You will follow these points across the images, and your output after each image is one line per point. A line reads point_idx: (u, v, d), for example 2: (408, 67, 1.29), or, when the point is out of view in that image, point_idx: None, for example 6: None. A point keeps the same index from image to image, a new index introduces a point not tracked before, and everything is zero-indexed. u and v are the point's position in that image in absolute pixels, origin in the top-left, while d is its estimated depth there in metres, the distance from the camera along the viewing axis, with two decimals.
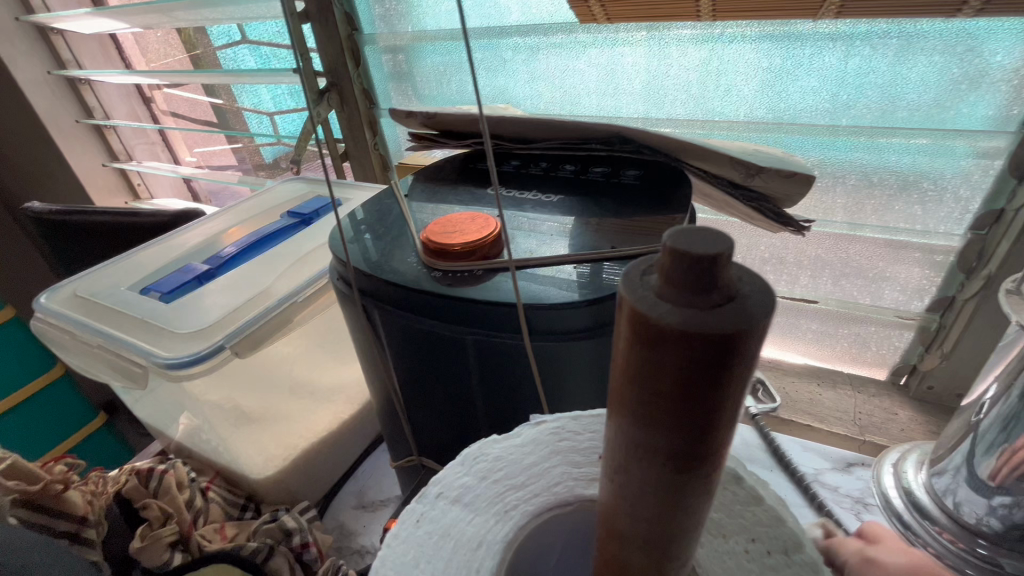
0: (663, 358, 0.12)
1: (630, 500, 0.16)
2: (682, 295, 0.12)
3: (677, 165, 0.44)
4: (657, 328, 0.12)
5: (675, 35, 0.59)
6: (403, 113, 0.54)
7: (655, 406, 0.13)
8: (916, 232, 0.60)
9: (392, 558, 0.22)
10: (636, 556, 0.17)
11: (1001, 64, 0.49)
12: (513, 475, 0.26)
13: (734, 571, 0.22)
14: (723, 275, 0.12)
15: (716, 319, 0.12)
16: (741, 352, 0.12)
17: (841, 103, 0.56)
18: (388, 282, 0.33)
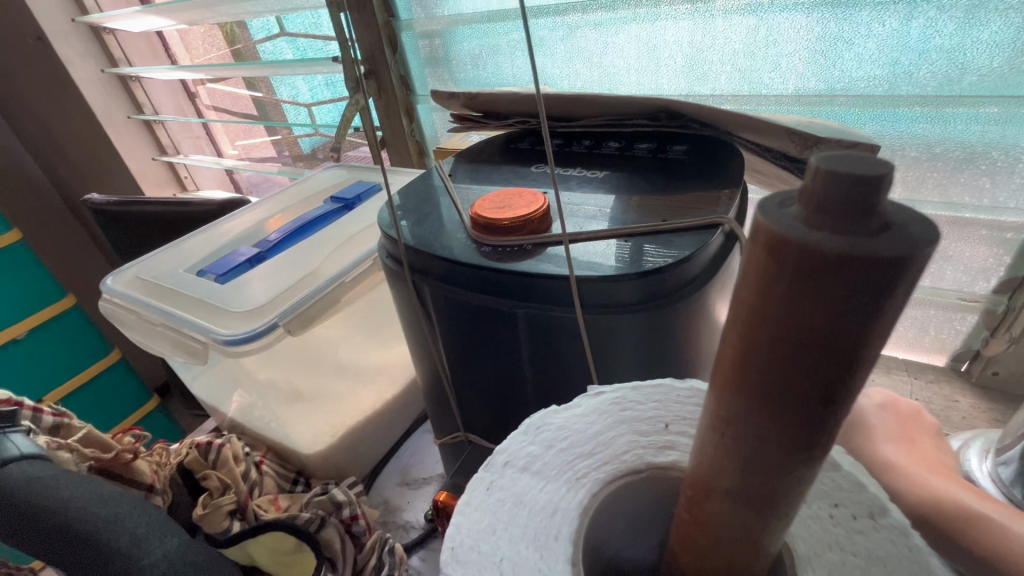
0: (818, 287, 0.12)
1: (743, 444, 0.15)
2: (844, 224, 0.11)
3: (726, 138, 0.43)
4: (812, 253, 0.11)
5: (721, 7, 0.57)
6: (444, 94, 0.54)
7: (793, 341, 0.13)
8: (982, 208, 0.56)
9: (467, 527, 0.23)
10: (737, 505, 0.17)
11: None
12: (580, 444, 0.26)
13: (822, 534, 0.22)
14: (880, 199, 0.12)
15: (880, 243, 0.11)
16: (901, 281, 0.12)
17: (903, 72, 0.53)
18: (438, 258, 0.33)
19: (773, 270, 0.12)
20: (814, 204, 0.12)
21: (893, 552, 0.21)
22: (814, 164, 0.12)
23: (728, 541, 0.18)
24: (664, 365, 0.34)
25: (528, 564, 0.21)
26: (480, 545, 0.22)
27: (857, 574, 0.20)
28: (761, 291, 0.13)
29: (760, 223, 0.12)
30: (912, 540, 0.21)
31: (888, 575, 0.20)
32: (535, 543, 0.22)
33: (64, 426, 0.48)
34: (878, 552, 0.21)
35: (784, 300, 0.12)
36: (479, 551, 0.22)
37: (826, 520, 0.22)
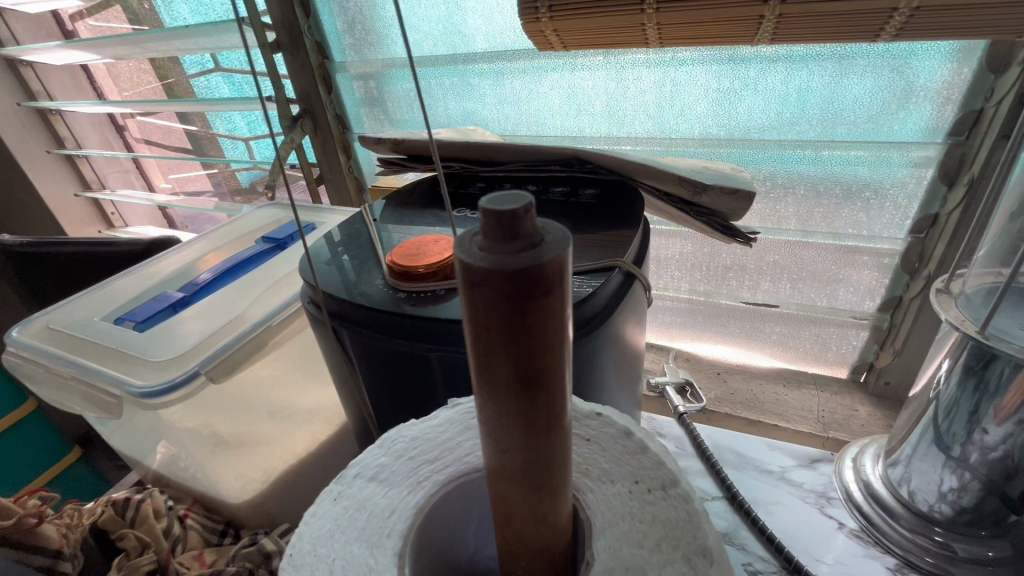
0: (489, 293, 0.14)
1: (495, 428, 0.18)
2: (497, 248, 0.14)
3: (632, 183, 0.47)
4: (475, 270, 0.14)
5: (630, 61, 0.63)
6: (372, 139, 0.55)
7: (492, 338, 0.15)
8: (862, 237, 0.64)
9: (310, 533, 0.24)
10: (512, 485, 0.19)
11: (940, 80, 0.52)
12: (427, 451, 0.28)
13: (619, 507, 0.24)
14: (526, 224, 0.14)
15: (519, 259, 0.14)
16: (543, 284, 0.14)
17: (787, 121, 0.60)
18: (357, 304, 0.35)
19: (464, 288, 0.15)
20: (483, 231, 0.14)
21: (673, 515, 0.23)
22: (480, 202, 0.15)
23: (521, 523, 0.20)
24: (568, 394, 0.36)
25: (358, 561, 0.23)
26: (318, 549, 0.23)
27: (641, 538, 0.23)
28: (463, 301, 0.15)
29: (454, 251, 0.15)
30: (692, 504, 0.24)
31: (668, 536, 0.23)
32: (370, 540, 0.24)
33: None
34: (661, 517, 0.24)
35: (476, 305, 0.15)
36: (315, 554, 0.23)
37: (629, 492, 0.25)
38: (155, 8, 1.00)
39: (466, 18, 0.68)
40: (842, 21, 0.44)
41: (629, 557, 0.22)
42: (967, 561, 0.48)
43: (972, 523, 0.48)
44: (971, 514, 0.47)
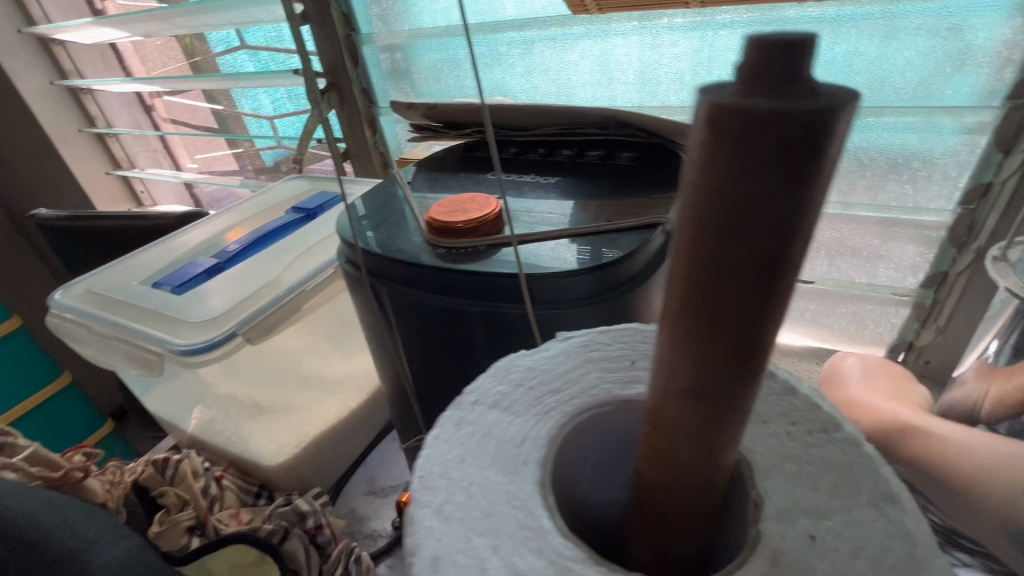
0: (751, 147, 0.12)
1: (698, 328, 0.16)
2: (769, 92, 0.12)
3: (670, 146, 0.45)
4: (744, 113, 0.12)
5: (666, 25, 0.61)
6: (403, 105, 0.55)
7: (736, 211, 0.13)
8: (907, 209, 0.61)
9: (439, 457, 0.24)
10: (696, 402, 0.17)
11: (999, 37, 0.50)
12: (549, 381, 0.27)
13: (779, 449, 0.24)
14: (803, 71, 0.12)
15: (802, 102, 0.12)
16: (824, 138, 0.12)
17: (832, 86, 0.58)
18: (394, 261, 0.34)
19: (714, 143, 0.13)
20: (744, 75, 0.13)
21: (844, 459, 0.23)
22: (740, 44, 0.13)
23: (688, 446, 0.19)
24: None
25: (498, 487, 0.23)
26: (450, 473, 0.23)
27: (812, 478, 0.23)
28: (701, 160, 0.13)
29: (703, 98, 0.13)
30: (861, 448, 0.24)
31: (843, 477, 0.23)
32: (506, 467, 0.23)
33: (10, 445, 0.48)
34: (831, 459, 0.23)
35: (723, 164, 0.13)
36: (448, 477, 0.23)
37: (789, 437, 0.25)
38: None
39: None
40: None
41: (809, 502, 0.22)
42: None
43: None
44: None
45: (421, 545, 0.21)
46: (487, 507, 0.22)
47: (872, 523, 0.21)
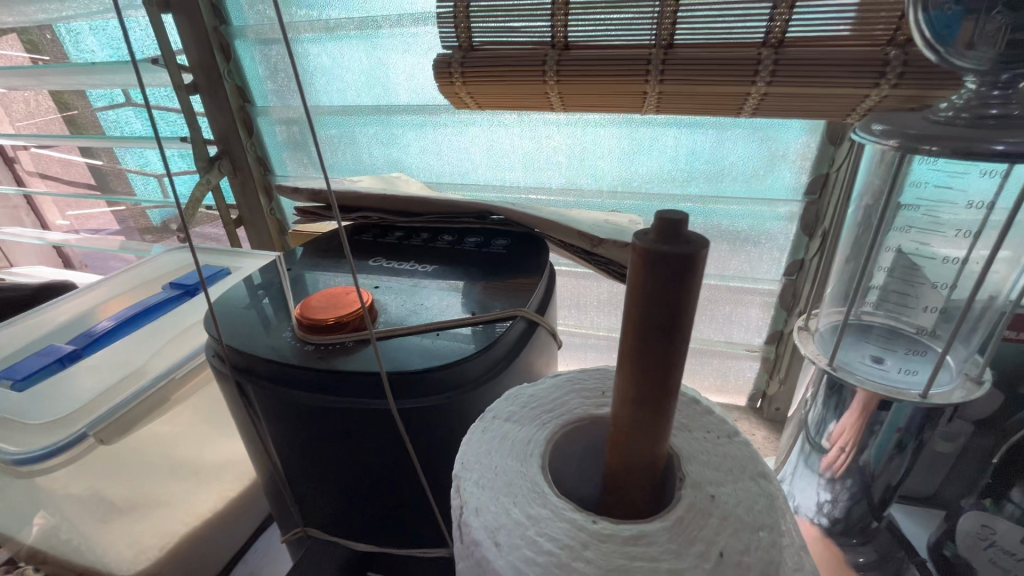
0: (655, 277, 0.18)
1: (632, 380, 0.22)
2: (664, 243, 0.18)
3: (539, 236, 0.51)
4: (653, 255, 0.18)
5: (541, 120, 0.69)
6: (289, 188, 0.56)
7: (649, 314, 0.19)
8: (749, 279, 0.72)
9: (471, 449, 0.27)
10: (636, 432, 0.23)
11: (798, 149, 0.62)
12: (544, 406, 0.30)
13: (698, 448, 0.27)
14: (684, 232, 0.18)
15: (678, 250, 0.18)
16: (693, 271, 0.18)
17: (679, 178, 0.68)
18: (263, 357, 0.35)
19: (638, 271, 0.19)
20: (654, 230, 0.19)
21: (743, 454, 0.26)
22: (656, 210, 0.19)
23: (632, 465, 0.24)
24: None
25: (510, 469, 0.26)
26: (479, 460, 0.26)
27: (719, 469, 0.26)
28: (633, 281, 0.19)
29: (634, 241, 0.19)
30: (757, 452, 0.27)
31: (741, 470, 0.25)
32: (518, 454, 0.27)
33: None
34: (733, 453, 0.26)
35: (642, 285, 0.19)
36: (477, 462, 0.26)
37: (724, 426, 0.28)
38: (59, 38, 0.94)
39: (391, 74, 0.72)
40: (710, 100, 0.50)
41: (710, 474, 0.25)
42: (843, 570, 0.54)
43: (845, 534, 0.53)
44: (843, 523, 0.53)
45: (464, 498, 0.24)
46: (508, 481, 0.25)
47: (749, 489, 0.24)
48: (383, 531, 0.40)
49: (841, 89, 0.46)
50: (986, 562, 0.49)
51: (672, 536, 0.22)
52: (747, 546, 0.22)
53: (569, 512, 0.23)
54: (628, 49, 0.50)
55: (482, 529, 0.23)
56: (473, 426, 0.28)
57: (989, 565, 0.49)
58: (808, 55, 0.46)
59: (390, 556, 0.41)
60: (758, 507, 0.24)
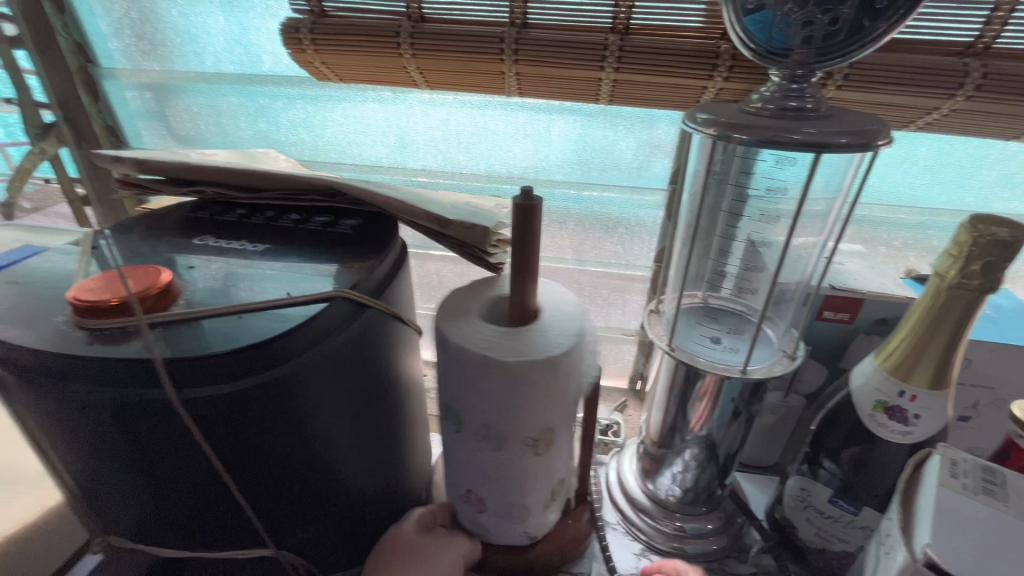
0: (524, 217, 0.44)
1: (521, 255, 0.45)
2: (523, 196, 0.44)
3: (389, 216, 0.48)
4: (527, 203, 0.43)
5: (416, 99, 0.66)
6: (110, 158, 0.50)
7: (523, 227, 0.44)
8: (623, 265, 0.74)
9: (444, 309, 0.47)
10: (521, 286, 0.46)
11: (665, 138, 0.64)
12: (472, 287, 0.50)
13: (558, 296, 0.49)
14: (529, 193, 0.43)
15: (522, 200, 0.43)
16: (536, 206, 0.44)
17: (553, 163, 0.68)
18: (16, 346, 0.31)
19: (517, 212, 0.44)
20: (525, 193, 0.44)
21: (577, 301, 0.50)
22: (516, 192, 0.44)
23: (521, 305, 0.47)
24: (288, 438, 0.35)
25: (463, 314, 0.46)
26: (444, 312, 0.47)
27: (571, 309, 0.48)
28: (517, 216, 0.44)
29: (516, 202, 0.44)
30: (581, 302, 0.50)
31: (577, 306, 0.48)
32: (465, 307, 0.47)
33: None
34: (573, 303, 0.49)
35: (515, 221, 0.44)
36: (444, 315, 0.46)
37: (559, 286, 0.50)
38: None
39: (256, 39, 0.67)
40: (566, 83, 0.51)
41: (567, 306, 0.48)
42: (694, 537, 0.58)
43: (695, 501, 0.59)
44: (693, 492, 0.58)
45: (439, 328, 0.45)
46: (459, 316, 0.46)
47: (578, 311, 0.48)
48: (193, 534, 0.36)
49: (681, 79, 0.47)
50: (804, 521, 0.52)
51: (543, 329, 0.44)
52: (574, 329, 0.44)
53: (493, 329, 0.43)
54: (483, 26, 0.49)
55: (457, 337, 0.43)
56: (443, 297, 0.49)
57: (805, 524, 0.52)
58: (650, 44, 0.47)
59: (206, 562, 0.38)
60: (577, 316, 0.46)
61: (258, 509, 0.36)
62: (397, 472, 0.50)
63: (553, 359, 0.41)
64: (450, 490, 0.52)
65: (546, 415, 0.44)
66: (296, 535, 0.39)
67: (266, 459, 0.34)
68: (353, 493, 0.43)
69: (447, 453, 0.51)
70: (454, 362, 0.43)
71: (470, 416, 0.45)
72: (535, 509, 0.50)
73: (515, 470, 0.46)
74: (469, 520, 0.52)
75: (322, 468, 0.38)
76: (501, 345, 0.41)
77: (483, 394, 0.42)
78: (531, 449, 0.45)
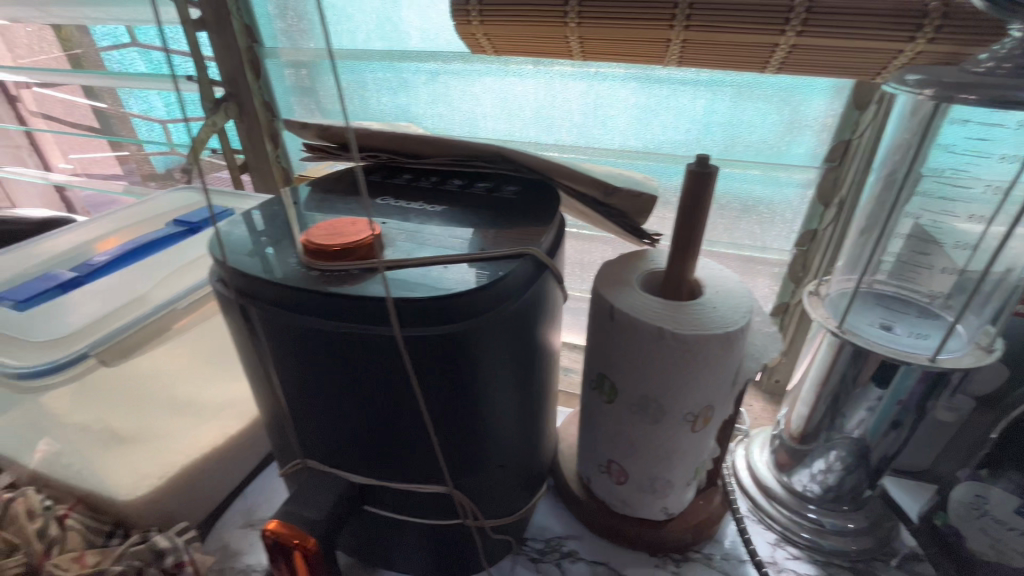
0: (697, 184, 0.43)
1: (688, 226, 0.45)
2: (698, 165, 0.43)
3: (550, 182, 0.49)
4: (702, 170, 0.42)
5: (559, 72, 0.67)
6: (298, 124, 0.54)
7: (695, 195, 0.43)
8: (758, 248, 0.71)
9: (601, 277, 0.48)
10: (680, 258, 0.46)
11: (822, 112, 0.60)
12: (625, 257, 0.51)
13: (714, 273, 0.48)
14: (705, 162, 0.43)
15: (698, 168, 0.42)
16: (711, 174, 0.42)
17: (695, 138, 0.67)
18: (264, 281, 0.35)
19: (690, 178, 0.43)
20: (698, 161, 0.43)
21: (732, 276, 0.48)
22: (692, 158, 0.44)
23: (679, 277, 0.46)
24: (477, 384, 0.37)
25: (623, 283, 0.47)
26: (603, 280, 0.47)
27: (730, 284, 0.47)
28: (689, 183, 0.43)
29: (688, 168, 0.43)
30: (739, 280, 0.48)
31: (735, 283, 0.47)
32: (625, 277, 0.48)
33: None
34: (730, 280, 0.47)
35: (687, 188, 0.43)
36: (605, 282, 0.47)
37: (714, 263, 0.49)
38: None
39: (402, 17, 0.71)
40: (737, 51, 0.49)
41: (726, 283, 0.47)
42: (834, 534, 0.54)
43: (837, 499, 0.55)
44: (835, 491, 0.55)
45: (600, 296, 0.45)
46: (617, 285, 0.46)
47: (740, 287, 0.46)
48: (383, 464, 0.40)
49: (876, 41, 0.44)
50: (978, 530, 0.49)
51: (711, 304, 0.44)
52: (743, 306, 0.44)
53: (660, 302, 0.44)
54: None
55: (625, 305, 0.44)
56: (599, 266, 0.49)
57: (980, 534, 0.49)
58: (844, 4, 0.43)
59: (390, 491, 0.42)
60: (742, 293, 0.45)
61: (443, 447, 0.39)
62: (540, 435, 0.52)
63: (728, 334, 0.41)
64: (590, 456, 0.54)
65: (709, 388, 0.44)
66: (467, 478, 0.42)
67: (457, 402, 0.37)
68: (512, 447, 0.45)
69: (592, 421, 0.52)
70: (621, 333, 0.44)
71: (632, 381, 0.46)
72: (680, 480, 0.51)
73: (669, 440, 0.47)
74: (606, 487, 0.54)
75: (494, 417, 0.40)
76: (674, 318, 0.42)
77: (649, 362, 0.43)
78: (688, 420, 0.46)
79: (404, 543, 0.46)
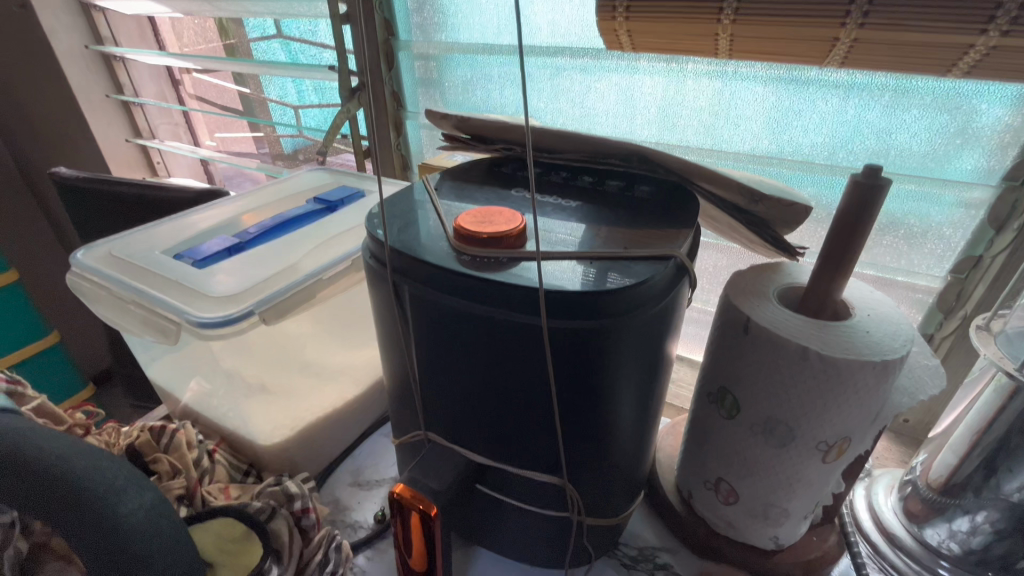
0: (862, 196, 0.39)
1: (845, 241, 0.41)
2: (865, 176, 0.39)
3: (687, 185, 0.48)
4: (869, 181, 0.39)
5: (692, 70, 0.65)
6: (438, 115, 0.57)
7: (858, 208, 0.40)
8: (902, 270, 0.64)
9: (734, 287, 0.45)
10: (829, 275, 0.42)
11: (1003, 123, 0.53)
12: (760, 268, 0.48)
13: (865, 295, 0.44)
14: (876, 173, 0.39)
15: (865, 180, 0.39)
16: (881, 187, 0.39)
17: (840, 145, 0.62)
18: (419, 261, 0.37)
19: (852, 189, 0.40)
20: (866, 173, 0.39)
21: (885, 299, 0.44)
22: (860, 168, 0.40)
23: (824, 295, 0.43)
24: (606, 380, 0.37)
25: (759, 294, 0.44)
26: (737, 290, 0.45)
27: (884, 308, 0.43)
28: (852, 195, 0.40)
29: (852, 178, 0.40)
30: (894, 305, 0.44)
31: (890, 307, 0.43)
32: (762, 289, 0.45)
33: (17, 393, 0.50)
34: (884, 304, 0.43)
35: (849, 199, 0.40)
36: (739, 292, 0.44)
37: (864, 284, 0.45)
38: None
39: (534, 11, 0.71)
40: (915, 53, 0.44)
41: (879, 307, 0.43)
42: None
43: (982, 562, 0.48)
44: (980, 554, 0.48)
45: (735, 306, 0.43)
46: (755, 296, 0.44)
47: (896, 312, 0.42)
48: (504, 448, 0.41)
49: None
50: None
51: (863, 328, 0.40)
52: (901, 333, 0.40)
53: (803, 318, 0.41)
54: None
55: (765, 318, 0.41)
56: (731, 275, 0.47)
57: None
58: None
59: (503, 473, 0.43)
60: (900, 320, 0.41)
61: (564, 441, 0.39)
62: (650, 443, 0.50)
63: (885, 362, 0.38)
64: (696, 472, 0.52)
65: (851, 418, 0.41)
66: (581, 474, 0.42)
67: (586, 398, 0.37)
68: (627, 450, 0.44)
69: (704, 435, 0.50)
70: (756, 348, 0.41)
71: (760, 400, 0.43)
72: (797, 511, 0.48)
73: (794, 468, 0.44)
74: (711, 506, 0.52)
75: (616, 418, 0.40)
76: (821, 337, 0.39)
77: (786, 382, 0.41)
78: (820, 449, 0.43)
79: (504, 525, 0.47)
